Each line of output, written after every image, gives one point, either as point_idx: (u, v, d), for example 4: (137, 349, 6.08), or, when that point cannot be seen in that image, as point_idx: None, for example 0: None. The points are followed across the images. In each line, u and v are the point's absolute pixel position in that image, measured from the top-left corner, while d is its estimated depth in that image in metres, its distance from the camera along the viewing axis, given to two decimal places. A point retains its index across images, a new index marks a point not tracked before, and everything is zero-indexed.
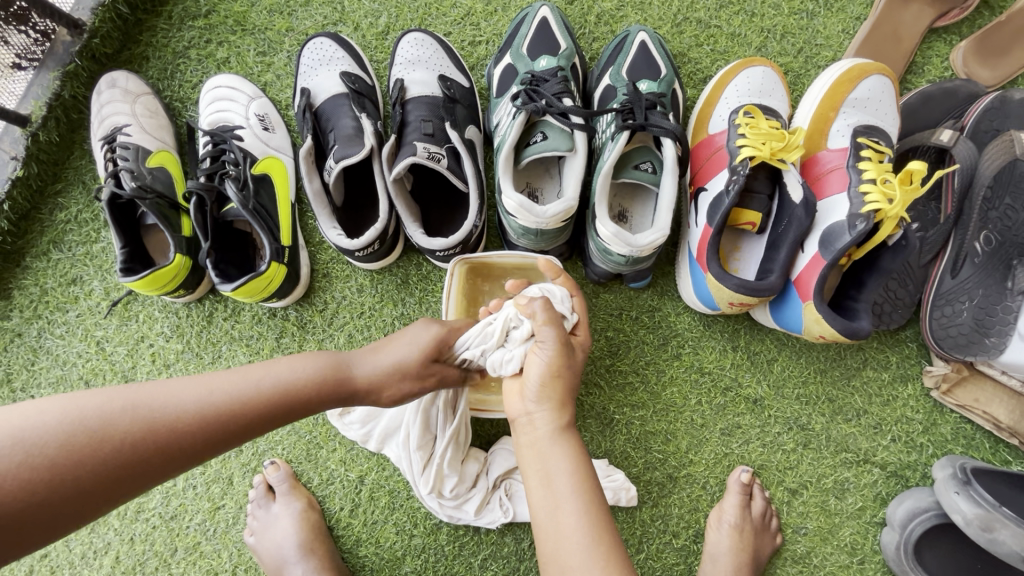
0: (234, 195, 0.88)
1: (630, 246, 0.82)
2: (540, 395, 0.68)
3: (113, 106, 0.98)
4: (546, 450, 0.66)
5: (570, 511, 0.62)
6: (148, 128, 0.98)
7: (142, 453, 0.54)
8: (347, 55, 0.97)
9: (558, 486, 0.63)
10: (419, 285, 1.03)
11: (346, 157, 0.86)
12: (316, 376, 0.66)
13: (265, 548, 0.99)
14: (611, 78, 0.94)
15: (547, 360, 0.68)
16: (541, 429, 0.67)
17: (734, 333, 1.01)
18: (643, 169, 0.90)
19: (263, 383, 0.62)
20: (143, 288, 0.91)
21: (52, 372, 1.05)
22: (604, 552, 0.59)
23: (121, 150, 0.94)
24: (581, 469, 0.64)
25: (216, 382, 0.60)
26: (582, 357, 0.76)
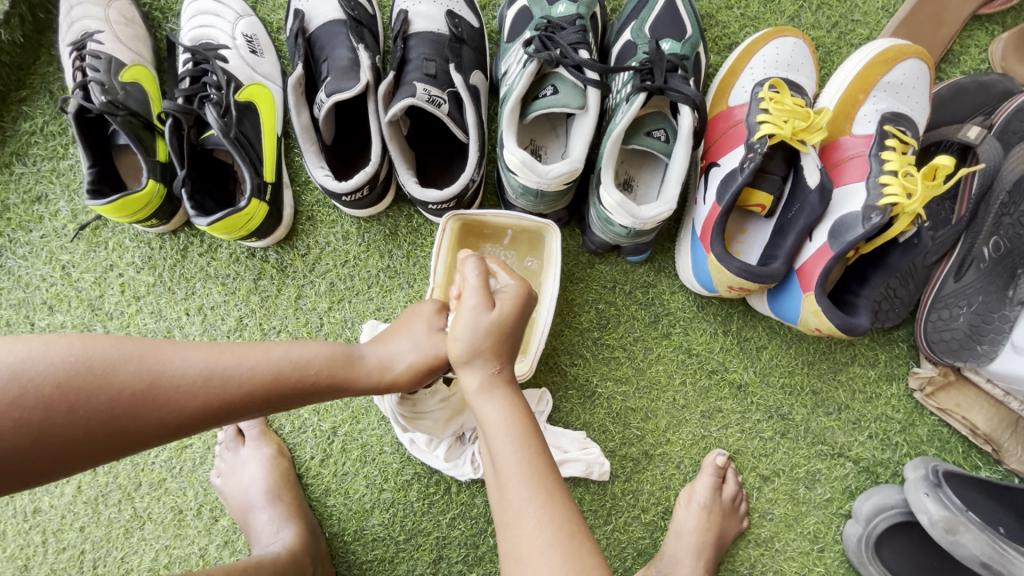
0: (215, 122, 0.81)
1: (632, 218, 0.79)
2: (471, 350, 0.62)
3: (85, 9, 0.88)
4: (479, 404, 0.62)
5: (512, 461, 0.59)
6: (122, 37, 0.88)
7: (139, 412, 0.51)
8: None
9: (495, 439, 0.60)
10: (408, 238, 0.98)
11: (339, 91, 0.79)
12: (330, 361, 0.60)
13: (231, 491, 0.98)
14: (632, 34, 0.87)
15: (469, 316, 0.62)
16: (475, 386, 0.62)
17: (727, 317, 0.98)
18: (655, 137, 0.84)
19: (272, 359, 0.57)
20: (111, 214, 0.85)
21: (14, 294, 0.99)
22: (541, 504, 0.57)
23: (92, 58, 0.85)
24: (516, 421, 0.61)
25: (230, 349, 0.56)
26: (512, 320, 0.64)
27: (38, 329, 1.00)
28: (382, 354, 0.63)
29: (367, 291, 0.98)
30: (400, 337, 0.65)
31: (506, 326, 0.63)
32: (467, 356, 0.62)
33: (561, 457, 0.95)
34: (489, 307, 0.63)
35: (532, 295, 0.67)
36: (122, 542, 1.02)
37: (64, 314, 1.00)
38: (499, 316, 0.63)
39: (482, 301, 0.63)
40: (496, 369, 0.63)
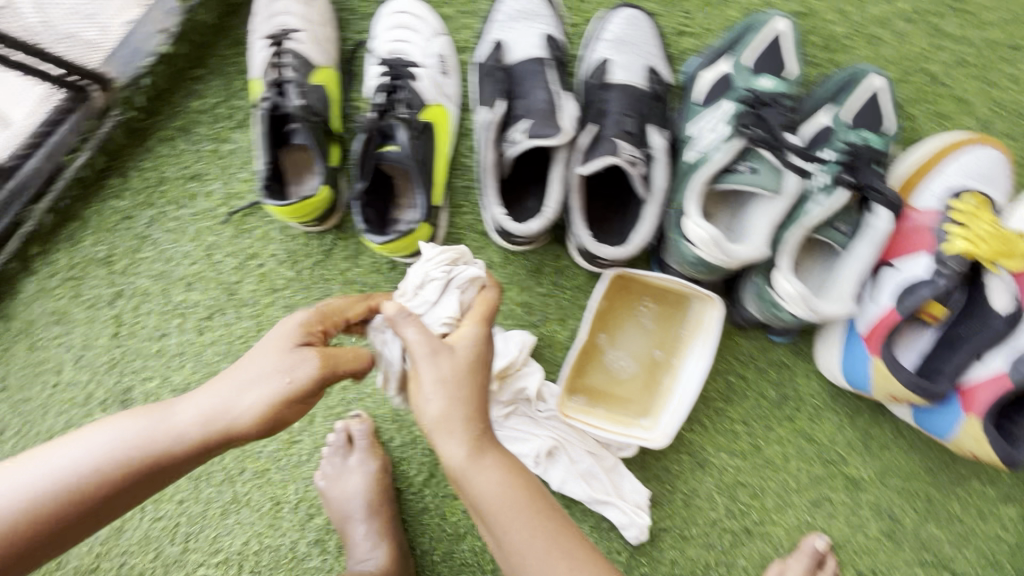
0: (406, 143, 0.82)
1: (809, 310, 0.79)
2: (449, 410, 0.62)
3: (285, 4, 0.90)
4: (473, 479, 0.62)
5: (513, 523, 0.62)
6: (317, 38, 0.90)
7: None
8: (552, 15, 0.88)
9: (493, 509, 0.62)
10: (551, 277, 0.97)
11: (539, 134, 0.78)
12: (132, 441, 0.60)
13: (333, 497, 0.97)
14: (830, 119, 0.85)
15: (428, 367, 0.63)
16: (462, 458, 0.62)
17: (856, 410, 0.97)
18: (838, 229, 0.83)
19: (70, 458, 0.59)
20: (282, 214, 0.85)
21: (154, 265, 1.00)
22: (558, 555, 0.63)
23: (290, 57, 0.86)
24: (514, 484, 0.64)
25: (31, 465, 0.59)
26: (469, 358, 0.65)
27: (173, 302, 1.01)
28: (222, 404, 0.62)
29: (502, 323, 0.98)
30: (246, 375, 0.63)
31: (475, 370, 0.65)
32: (446, 421, 0.63)
33: (604, 498, 0.92)
34: (447, 355, 0.64)
35: (486, 334, 0.69)
36: (216, 522, 1.04)
37: (201, 293, 1.01)
38: (460, 364, 0.64)
39: (433, 351, 0.64)
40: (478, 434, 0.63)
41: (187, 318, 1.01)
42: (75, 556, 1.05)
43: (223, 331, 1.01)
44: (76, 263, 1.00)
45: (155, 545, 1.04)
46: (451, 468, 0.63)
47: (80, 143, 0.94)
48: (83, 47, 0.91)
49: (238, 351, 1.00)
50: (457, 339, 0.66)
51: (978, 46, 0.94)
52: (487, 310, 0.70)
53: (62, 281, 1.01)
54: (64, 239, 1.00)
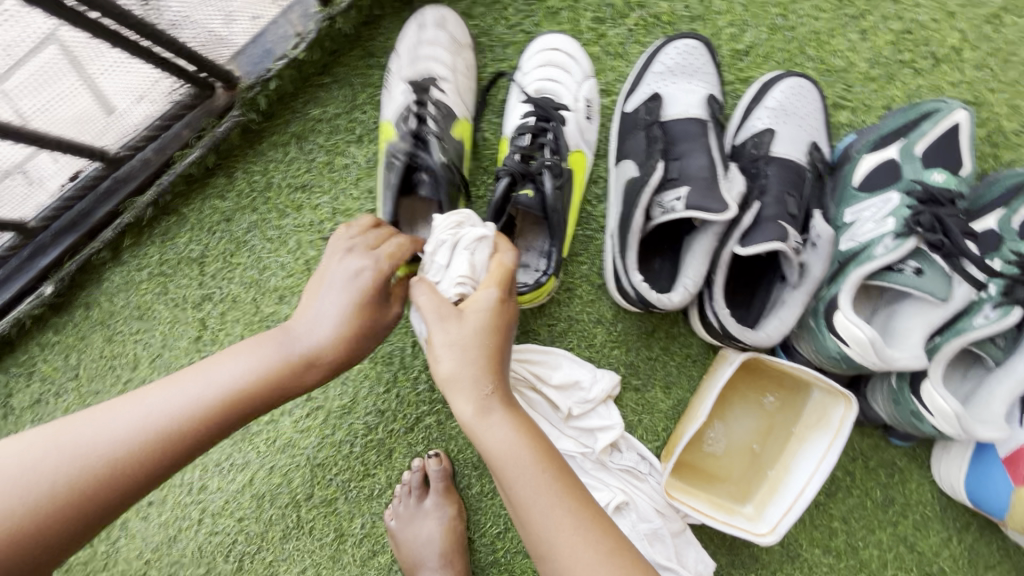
0: (549, 192, 0.74)
1: (959, 430, 0.73)
2: (459, 371, 0.55)
3: (433, 49, 0.86)
4: (481, 438, 0.54)
5: (526, 489, 0.53)
6: (459, 89, 0.86)
7: (117, 463, 0.52)
8: (713, 73, 0.83)
9: (501, 463, 0.54)
10: (662, 342, 0.92)
11: (698, 205, 0.72)
12: (260, 366, 0.58)
13: (404, 539, 0.93)
14: (998, 223, 0.79)
15: (439, 336, 0.56)
16: (470, 417, 0.55)
17: (965, 525, 0.91)
18: (996, 344, 0.77)
19: (197, 384, 0.56)
20: None
21: (248, 273, 0.96)
22: (574, 522, 0.52)
23: (433, 106, 0.81)
24: (526, 441, 0.55)
25: (148, 398, 0.55)
26: (480, 323, 0.56)
27: (261, 314, 0.96)
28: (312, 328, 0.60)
29: None
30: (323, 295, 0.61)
31: (487, 331, 0.56)
32: (454, 379, 0.55)
33: (665, 563, 0.84)
34: (459, 318, 0.56)
35: (508, 299, 0.59)
36: (274, 545, 0.99)
37: (292, 308, 0.96)
38: (475, 326, 0.56)
39: (443, 316, 0.57)
40: (486, 394, 0.55)
41: None
42: (125, 559, 1.01)
43: None
44: (167, 260, 0.96)
45: (207, 560, 1.00)
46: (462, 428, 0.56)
47: (194, 140, 0.91)
48: (214, 44, 0.84)
49: None
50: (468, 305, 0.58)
51: None
52: (506, 274, 0.60)
53: (150, 277, 0.96)
54: (158, 234, 0.95)
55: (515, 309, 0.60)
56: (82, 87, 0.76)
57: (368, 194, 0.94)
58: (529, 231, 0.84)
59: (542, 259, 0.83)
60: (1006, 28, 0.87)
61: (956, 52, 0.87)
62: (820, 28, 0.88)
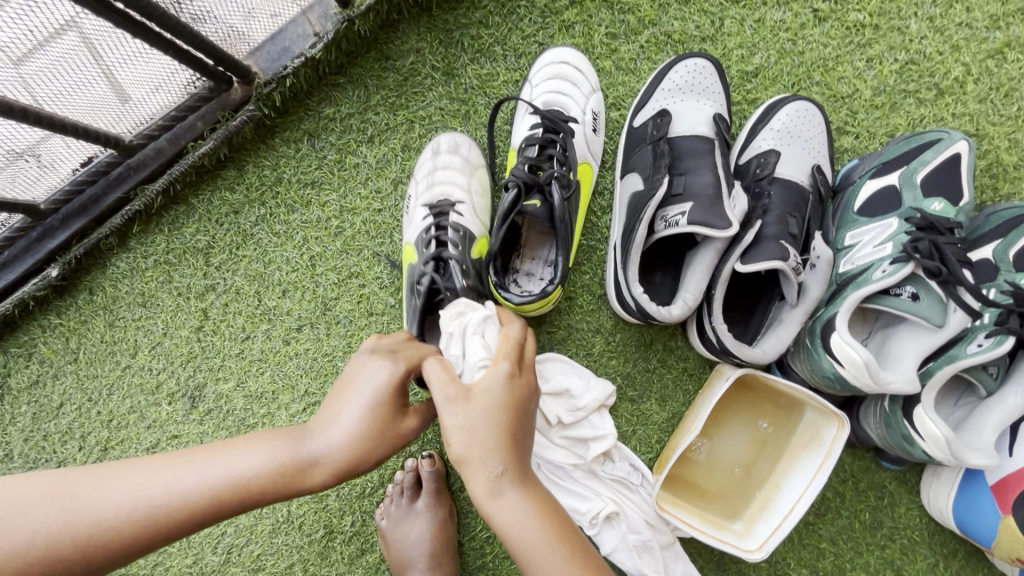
0: (558, 203, 0.76)
1: (949, 455, 0.74)
2: (470, 452, 0.54)
3: (449, 174, 0.90)
4: (494, 513, 0.54)
5: (542, 571, 0.53)
6: (476, 210, 0.90)
7: (97, 539, 0.50)
8: (721, 93, 0.85)
9: (516, 539, 0.53)
10: (659, 355, 0.93)
11: (701, 221, 0.74)
12: (268, 466, 0.55)
13: (394, 539, 0.93)
14: (995, 253, 0.81)
15: (451, 418, 0.55)
16: (483, 497, 0.54)
17: (952, 552, 0.92)
18: (988, 372, 0.78)
19: (201, 471, 0.54)
20: None
21: (252, 266, 0.97)
22: None
23: (452, 230, 0.84)
24: (540, 514, 0.54)
25: (152, 475, 0.53)
26: (493, 403, 0.56)
27: (263, 306, 0.97)
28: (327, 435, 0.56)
29: None
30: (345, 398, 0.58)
31: (497, 410, 0.56)
32: (467, 459, 0.55)
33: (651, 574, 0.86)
34: (468, 399, 0.56)
35: (519, 375, 0.59)
36: (263, 539, 0.99)
37: (294, 302, 0.96)
38: (484, 406, 0.56)
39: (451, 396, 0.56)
40: (497, 475, 0.54)
41: (275, 325, 0.97)
42: None
43: (309, 346, 0.96)
44: (174, 249, 0.97)
45: (195, 551, 1.00)
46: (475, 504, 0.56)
47: (208, 132, 0.92)
48: (233, 38, 0.86)
49: (321, 369, 0.96)
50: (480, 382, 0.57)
51: None
52: (514, 347, 0.60)
53: (155, 264, 0.97)
54: (166, 222, 0.96)
55: (529, 381, 0.60)
56: (98, 72, 0.77)
57: (376, 194, 0.95)
58: (536, 242, 0.87)
59: (548, 268, 0.87)
60: (1009, 63, 0.89)
61: (959, 84, 0.89)
62: (827, 54, 0.89)
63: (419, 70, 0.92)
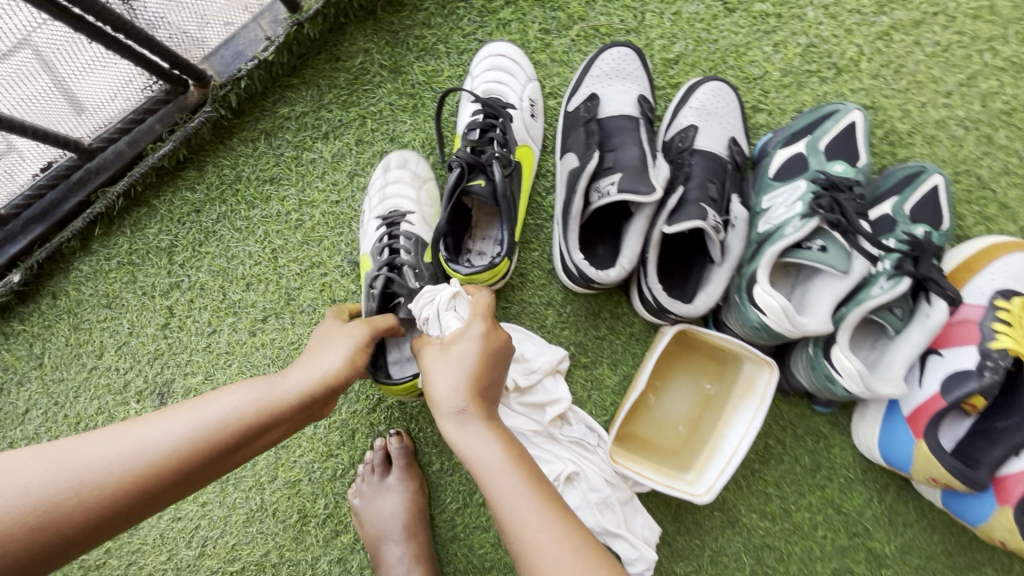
0: (499, 179, 0.82)
1: (864, 387, 0.82)
2: (442, 394, 0.62)
3: (399, 187, 0.95)
4: (464, 450, 0.60)
5: (504, 498, 0.57)
6: (427, 219, 0.95)
7: (86, 491, 0.52)
8: (644, 77, 0.93)
9: (483, 471, 0.59)
10: (608, 322, 1.00)
11: (629, 189, 0.82)
12: (251, 405, 0.59)
13: (368, 516, 0.96)
14: (893, 209, 0.90)
15: (431, 364, 0.65)
16: (456, 434, 0.61)
17: (884, 486, 1.00)
18: (894, 313, 0.86)
19: (186, 420, 0.57)
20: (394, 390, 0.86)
21: (216, 261, 1.00)
22: (550, 524, 0.55)
23: (404, 238, 0.90)
24: (506, 451, 0.60)
25: (137, 431, 0.55)
26: (464, 351, 0.65)
27: (228, 300, 1.00)
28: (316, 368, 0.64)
29: None
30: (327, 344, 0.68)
31: (470, 356, 0.64)
32: (439, 399, 0.62)
33: (614, 530, 0.90)
34: (445, 350, 0.66)
35: (494, 332, 0.67)
36: (238, 529, 1.01)
37: (258, 295, 1.00)
38: (458, 354, 0.64)
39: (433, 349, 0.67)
40: (466, 411, 0.61)
41: (240, 318, 1.00)
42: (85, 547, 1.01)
43: (275, 336, 1.00)
44: (136, 250, 1.00)
45: (169, 546, 1.01)
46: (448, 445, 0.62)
47: (167, 134, 0.95)
48: (188, 43, 0.91)
49: (287, 358, 0.99)
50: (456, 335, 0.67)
51: None
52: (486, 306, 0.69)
53: (118, 266, 1.00)
54: (128, 224, 0.99)
55: (501, 339, 0.68)
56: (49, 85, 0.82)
57: (332, 186, 1.00)
58: (485, 222, 0.94)
59: (497, 246, 0.93)
60: (895, 43, 1.00)
61: (855, 63, 1.00)
62: (738, 41, 0.99)
63: (368, 69, 0.99)
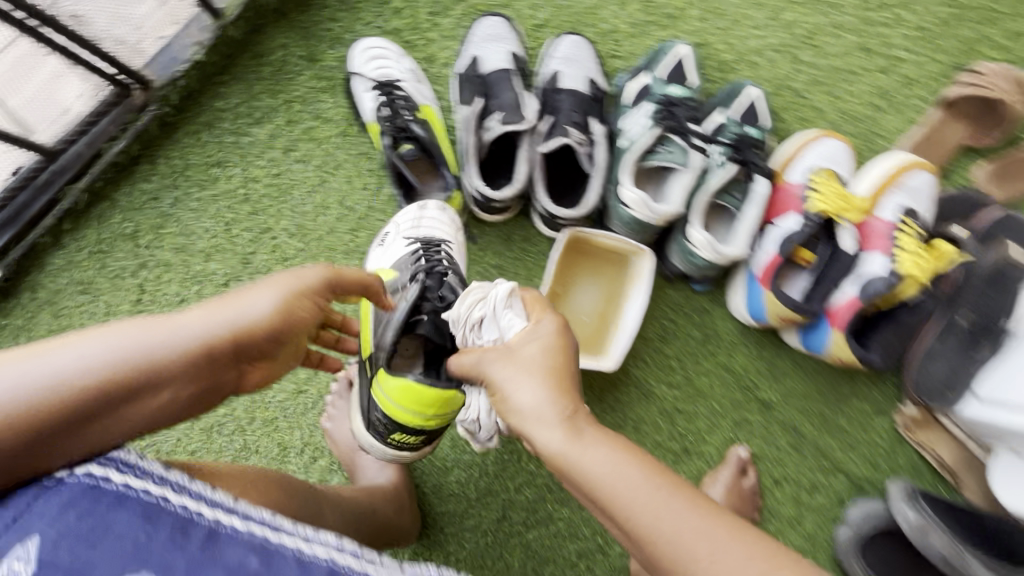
0: (424, 132, 1.08)
1: (714, 253, 1.05)
2: (535, 401, 0.67)
3: (433, 224, 1.07)
4: (577, 458, 0.63)
5: (642, 497, 0.59)
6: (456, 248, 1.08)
7: None
8: (513, 38, 1.15)
9: (603, 475, 0.61)
10: (520, 244, 1.20)
11: (508, 122, 1.03)
12: (132, 356, 0.57)
13: (340, 435, 1.12)
14: (723, 117, 1.14)
15: (511, 368, 0.70)
16: (569, 437, 0.64)
17: (762, 345, 1.23)
18: (733, 196, 1.10)
19: (46, 368, 0.53)
20: (405, 410, 0.88)
21: (177, 240, 1.16)
22: (689, 509, 0.59)
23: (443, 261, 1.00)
24: (620, 449, 0.64)
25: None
26: (533, 348, 0.72)
27: (192, 271, 1.15)
28: (238, 312, 0.64)
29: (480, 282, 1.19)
30: (260, 284, 0.67)
31: (552, 352, 0.72)
32: (535, 410, 0.67)
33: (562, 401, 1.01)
34: (513, 356, 0.72)
35: (559, 326, 0.75)
36: None
37: (218, 263, 1.16)
38: (530, 356, 0.71)
39: (506, 356, 0.72)
40: (574, 412, 0.67)
41: (204, 285, 1.15)
42: None
43: None
44: (104, 238, 1.14)
45: None
46: (553, 457, 0.65)
47: (119, 133, 1.12)
48: (128, 52, 1.07)
49: None
50: (522, 336, 0.74)
51: (827, 71, 1.26)
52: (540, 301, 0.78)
53: (88, 254, 1.14)
54: (94, 217, 1.14)
55: (567, 335, 0.75)
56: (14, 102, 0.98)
57: (271, 162, 1.17)
58: (428, 175, 1.11)
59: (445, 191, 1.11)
60: None
61: (685, 12, 1.24)
62: (590, 4, 1.23)
63: (288, 61, 1.17)
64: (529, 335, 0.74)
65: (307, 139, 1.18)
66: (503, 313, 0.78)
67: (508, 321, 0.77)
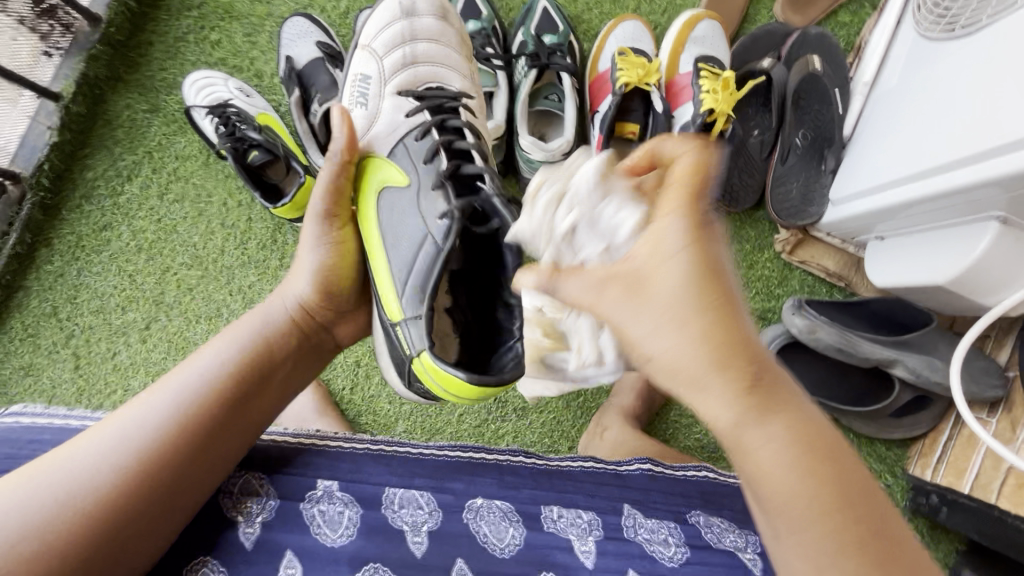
0: (258, 135, 1.17)
1: (544, 151, 1.13)
2: (687, 361, 0.53)
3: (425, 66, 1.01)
4: (752, 449, 0.54)
5: (814, 517, 0.52)
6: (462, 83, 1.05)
7: (103, 492, 0.62)
8: (317, 29, 1.26)
9: (776, 475, 0.53)
10: None
11: (328, 101, 1.19)
12: (242, 350, 0.77)
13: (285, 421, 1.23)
14: (523, 35, 1.26)
15: (652, 304, 0.54)
16: (744, 412, 0.53)
17: None
18: (551, 99, 1.22)
19: (166, 400, 0.69)
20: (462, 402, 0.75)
21: (92, 303, 1.27)
22: (859, 546, 0.51)
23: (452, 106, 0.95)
24: (801, 456, 0.53)
25: (106, 433, 0.65)
26: (678, 274, 0.54)
27: (114, 326, 1.27)
28: (287, 295, 0.84)
29: None
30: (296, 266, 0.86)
31: (700, 281, 0.54)
32: (683, 369, 0.54)
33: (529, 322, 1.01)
34: (646, 288, 0.55)
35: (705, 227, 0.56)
36: None
37: (134, 312, 1.28)
38: (674, 291, 0.54)
39: (627, 292, 0.56)
40: (759, 380, 0.54)
41: (129, 334, 1.27)
42: None
43: (159, 333, 1.27)
44: (29, 323, 1.26)
45: None
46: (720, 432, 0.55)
47: (8, 228, 1.24)
48: None
49: (176, 346, 1.26)
50: (667, 260, 0.55)
51: None
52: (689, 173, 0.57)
53: (20, 341, 1.26)
54: (14, 307, 1.26)
55: (715, 256, 0.55)
56: None
57: (150, 210, 1.29)
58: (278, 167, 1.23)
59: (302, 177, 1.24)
60: None
61: None
62: None
63: (135, 117, 1.29)
64: (656, 250, 0.56)
65: (175, 179, 1.29)
66: (600, 209, 0.61)
67: (615, 218, 0.60)
